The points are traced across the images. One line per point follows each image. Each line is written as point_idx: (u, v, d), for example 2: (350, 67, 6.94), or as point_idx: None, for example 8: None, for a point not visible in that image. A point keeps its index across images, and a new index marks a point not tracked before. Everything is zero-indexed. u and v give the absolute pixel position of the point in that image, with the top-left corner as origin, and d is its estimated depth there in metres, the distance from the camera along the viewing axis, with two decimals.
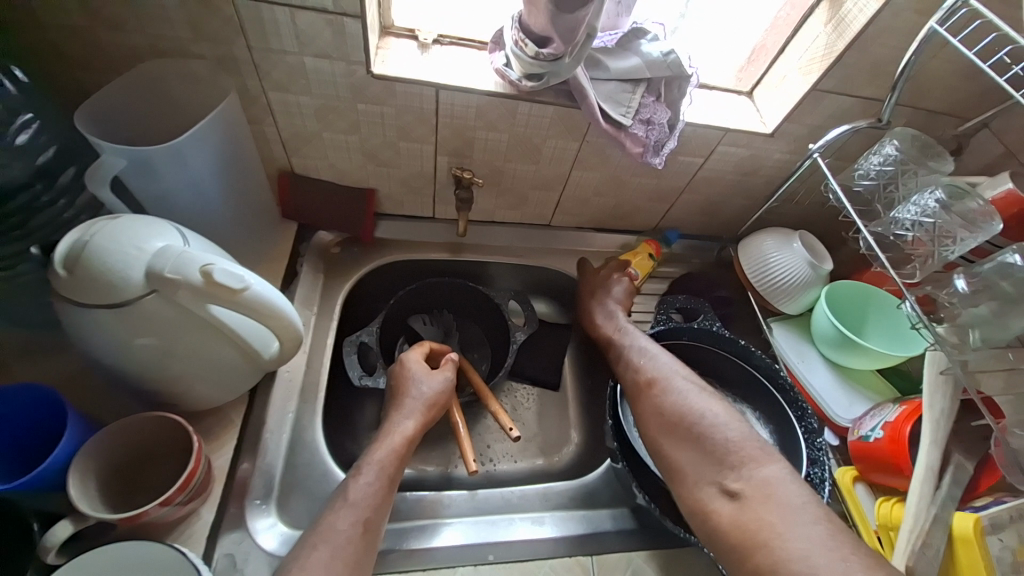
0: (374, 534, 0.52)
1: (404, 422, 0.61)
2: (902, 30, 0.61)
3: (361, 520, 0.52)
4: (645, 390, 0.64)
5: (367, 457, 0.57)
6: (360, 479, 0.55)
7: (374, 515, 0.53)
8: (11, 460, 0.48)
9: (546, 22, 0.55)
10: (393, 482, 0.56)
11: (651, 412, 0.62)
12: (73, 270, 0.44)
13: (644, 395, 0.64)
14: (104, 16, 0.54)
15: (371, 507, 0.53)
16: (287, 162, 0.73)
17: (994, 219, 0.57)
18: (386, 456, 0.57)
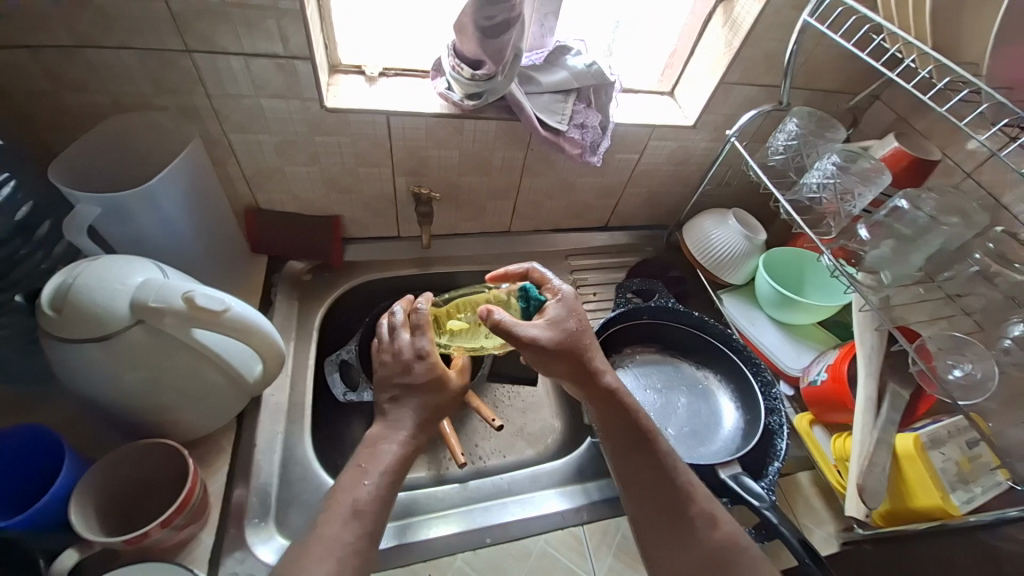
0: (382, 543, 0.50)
1: (415, 424, 0.57)
2: (784, 25, 0.70)
3: (370, 532, 0.49)
4: (649, 480, 0.56)
5: (369, 463, 0.53)
6: (364, 484, 0.51)
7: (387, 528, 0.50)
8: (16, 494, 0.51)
9: (476, 47, 0.63)
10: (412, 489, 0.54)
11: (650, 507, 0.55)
12: (62, 310, 0.47)
13: (651, 489, 0.55)
14: (68, 79, 0.58)
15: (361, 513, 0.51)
16: (253, 199, 0.77)
17: (884, 173, 0.67)
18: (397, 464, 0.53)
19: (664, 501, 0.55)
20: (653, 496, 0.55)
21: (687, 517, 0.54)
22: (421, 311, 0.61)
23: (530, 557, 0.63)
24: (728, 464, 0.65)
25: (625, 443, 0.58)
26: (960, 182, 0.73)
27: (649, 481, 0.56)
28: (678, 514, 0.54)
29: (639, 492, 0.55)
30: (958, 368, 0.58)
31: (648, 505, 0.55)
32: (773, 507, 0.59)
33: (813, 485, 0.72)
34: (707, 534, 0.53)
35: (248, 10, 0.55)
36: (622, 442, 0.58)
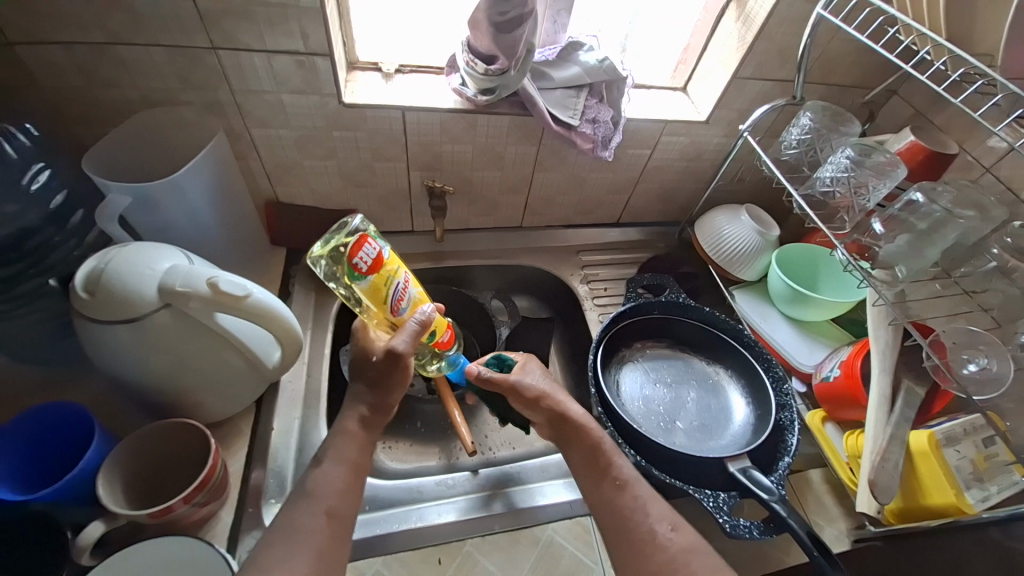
0: (342, 522, 0.52)
1: (362, 401, 0.59)
2: (798, 19, 0.70)
3: (324, 509, 0.52)
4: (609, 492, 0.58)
5: (330, 446, 0.57)
6: (324, 469, 0.54)
7: (342, 505, 0.53)
8: (43, 469, 0.54)
9: (490, 42, 0.65)
10: (364, 467, 0.57)
11: (611, 516, 0.56)
12: (94, 293, 0.50)
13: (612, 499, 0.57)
14: (101, 75, 0.61)
15: (335, 494, 0.53)
16: (272, 192, 0.79)
17: (898, 166, 0.67)
18: (345, 445, 0.57)
19: (624, 530, 0.55)
20: (614, 528, 0.56)
21: (642, 539, 0.54)
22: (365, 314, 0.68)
23: (538, 546, 0.64)
24: (737, 457, 0.65)
25: (584, 480, 0.60)
26: (979, 177, 0.72)
27: (607, 511, 0.57)
28: (636, 539, 0.54)
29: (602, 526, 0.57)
30: (973, 363, 0.57)
31: (610, 537, 0.55)
32: (782, 500, 0.59)
33: (825, 482, 0.72)
34: (664, 554, 0.53)
35: (271, 8, 0.57)
36: (582, 479, 0.60)
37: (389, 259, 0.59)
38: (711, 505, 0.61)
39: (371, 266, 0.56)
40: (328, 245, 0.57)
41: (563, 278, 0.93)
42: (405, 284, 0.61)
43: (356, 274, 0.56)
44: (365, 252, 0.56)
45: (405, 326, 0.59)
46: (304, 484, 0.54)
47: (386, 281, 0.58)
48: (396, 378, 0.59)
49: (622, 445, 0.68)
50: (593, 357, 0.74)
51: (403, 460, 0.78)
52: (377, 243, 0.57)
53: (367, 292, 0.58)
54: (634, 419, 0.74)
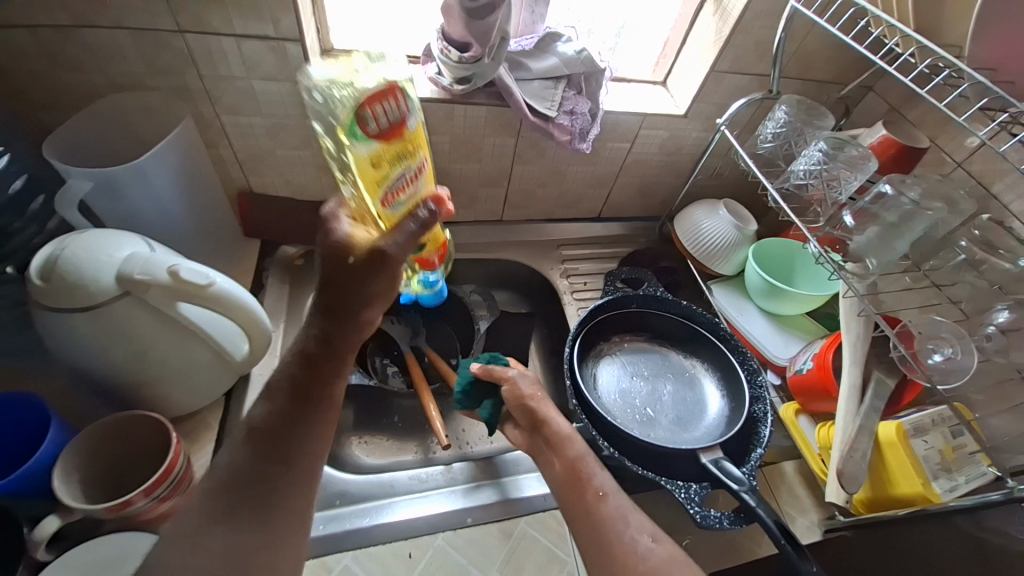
0: None
1: (322, 319, 0.53)
2: (773, 13, 0.70)
3: (271, 453, 0.47)
4: (586, 499, 0.56)
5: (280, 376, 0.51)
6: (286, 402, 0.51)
7: (291, 446, 0.47)
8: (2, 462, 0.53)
9: (463, 30, 0.64)
10: (317, 396, 0.50)
11: (587, 521, 0.55)
12: (50, 280, 0.49)
13: (587, 506, 0.56)
14: (63, 59, 0.59)
15: (286, 434, 0.48)
16: (245, 183, 0.78)
17: (870, 159, 0.67)
18: (297, 370, 0.51)
19: (604, 544, 0.53)
20: (593, 543, 0.53)
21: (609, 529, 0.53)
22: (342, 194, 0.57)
23: (510, 538, 0.63)
24: (709, 448, 0.65)
25: (563, 494, 0.58)
26: (951, 172, 0.73)
27: (587, 526, 0.54)
28: (615, 552, 0.52)
29: (580, 541, 0.54)
30: (939, 352, 0.58)
31: (588, 551, 0.53)
32: (752, 490, 0.59)
33: (797, 473, 0.72)
34: (643, 565, 0.50)
35: None
36: (561, 493, 0.58)
37: (411, 133, 0.48)
38: (683, 497, 0.61)
39: (387, 129, 0.46)
40: (334, 80, 0.44)
41: (544, 272, 0.92)
42: (414, 174, 0.51)
43: (359, 131, 0.44)
44: (385, 110, 0.45)
45: (403, 224, 0.51)
46: (249, 420, 0.49)
47: (398, 158, 0.47)
48: (379, 287, 0.53)
49: (597, 440, 0.67)
50: (569, 349, 0.74)
51: (379, 455, 0.77)
52: (404, 104, 0.46)
53: (364, 161, 0.45)
54: (610, 412, 0.74)
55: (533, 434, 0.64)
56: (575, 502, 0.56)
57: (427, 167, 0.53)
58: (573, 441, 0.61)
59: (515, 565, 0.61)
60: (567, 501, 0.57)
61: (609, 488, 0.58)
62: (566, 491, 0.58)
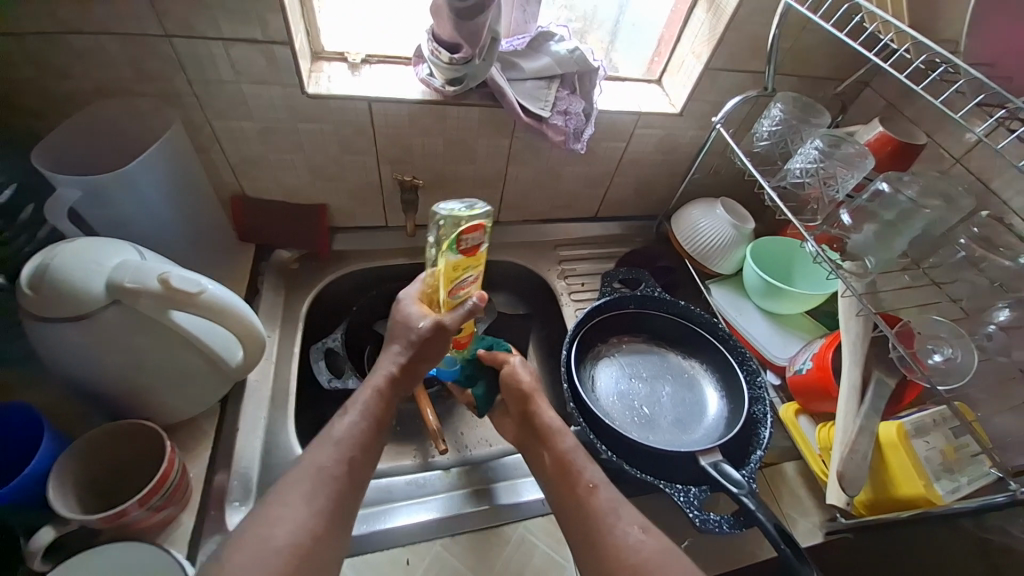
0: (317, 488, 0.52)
1: (396, 362, 0.60)
2: (768, 9, 0.70)
3: (347, 459, 0.53)
4: (574, 492, 0.56)
5: (355, 400, 0.58)
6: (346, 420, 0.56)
7: (357, 468, 0.53)
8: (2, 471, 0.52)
9: (452, 31, 0.63)
10: (384, 425, 0.58)
11: (576, 513, 0.55)
12: (38, 290, 0.48)
13: (575, 500, 0.55)
14: (50, 66, 0.59)
15: (360, 446, 0.54)
16: (238, 187, 0.77)
17: (867, 157, 0.66)
18: (372, 399, 0.58)
19: (592, 535, 0.53)
20: (581, 532, 0.54)
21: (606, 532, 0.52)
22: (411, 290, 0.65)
23: (508, 544, 0.63)
24: (707, 451, 0.64)
25: (553, 486, 0.58)
26: (950, 167, 0.72)
27: (576, 516, 0.55)
28: (605, 543, 0.52)
29: (569, 532, 0.55)
30: (938, 352, 0.57)
31: (576, 541, 0.54)
32: (751, 493, 0.58)
33: (798, 474, 0.71)
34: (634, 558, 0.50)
35: None
36: (551, 485, 0.58)
37: (481, 255, 0.54)
38: (681, 500, 0.61)
39: (470, 249, 0.52)
40: (448, 212, 0.51)
41: (541, 274, 0.92)
42: (473, 278, 0.57)
43: (453, 247, 0.51)
44: (469, 237, 0.51)
45: (456, 309, 0.59)
46: (331, 431, 0.55)
47: (464, 270, 0.54)
48: (438, 351, 0.61)
49: (595, 442, 0.66)
50: (566, 352, 0.73)
51: None
52: (478, 202, 0.54)
53: (450, 265, 0.53)
54: (607, 415, 0.73)
55: (524, 425, 0.65)
56: (564, 496, 0.57)
57: (480, 268, 0.62)
58: (564, 434, 0.62)
59: (513, 570, 0.61)
60: (556, 493, 0.58)
61: (600, 480, 0.57)
62: (555, 484, 0.58)
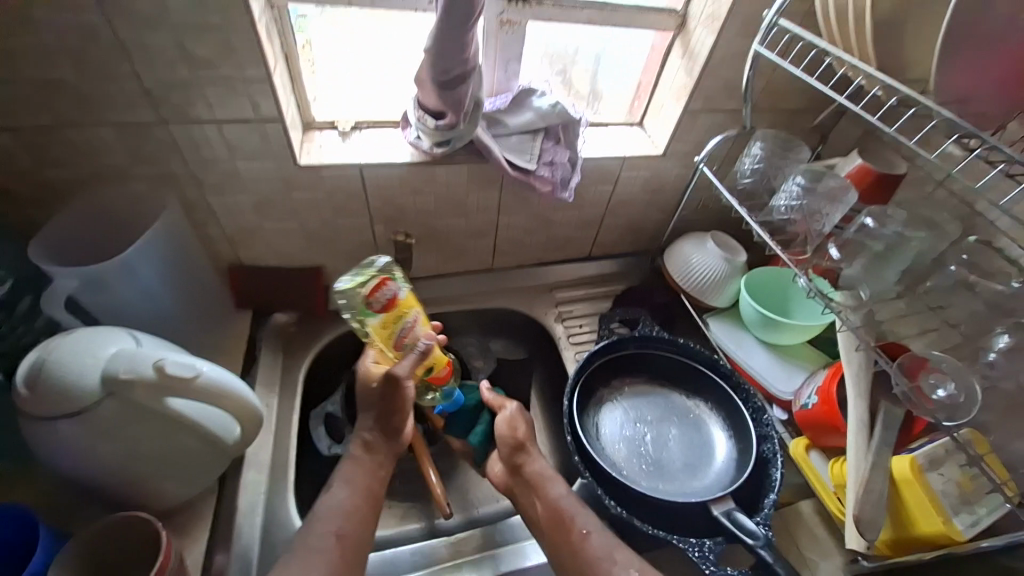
0: (344, 562, 0.54)
1: (371, 427, 0.65)
2: (738, 55, 0.72)
3: (334, 530, 0.55)
4: (566, 536, 0.58)
5: (337, 474, 0.62)
6: (333, 492, 0.59)
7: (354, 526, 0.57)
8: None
9: (437, 99, 0.66)
10: (377, 496, 0.61)
11: (571, 557, 0.57)
12: (34, 387, 0.48)
13: (568, 544, 0.58)
14: (49, 157, 0.61)
15: (344, 517, 0.57)
16: (234, 257, 0.78)
17: (849, 191, 0.68)
18: (352, 467, 0.62)
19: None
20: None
21: None
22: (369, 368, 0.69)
23: None
24: (720, 499, 0.63)
25: (546, 535, 0.60)
26: (932, 192, 0.74)
27: (573, 566, 0.56)
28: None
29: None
30: (942, 387, 0.57)
31: None
32: (769, 545, 0.57)
33: (816, 514, 0.69)
34: None
35: (219, 78, 0.58)
36: (544, 533, 0.60)
37: (404, 301, 0.64)
38: (697, 556, 0.59)
39: (386, 304, 0.62)
40: (351, 285, 0.61)
41: (538, 318, 0.92)
42: (414, 322, 0.66)
43: (370, 311, 0.61)
44: (381, 293, 0.61)
45: (409, 355, 0.65)
46: (316, 508, 0.58)
47: (396, 320, 0.63)
48: (404, 403, 0.66)
49: (603, 497, 0.65)
50: (568, 403, 0.72)
51: (381, 526, 0.74)
52: (392, 286, 0.62)
53: (377, 327, 0.63)
54: (615, 464, 0.72)
55: (514, 475, 0.66)
56: (557, 541, 0.59)
57: (420, 318, 0.67)
58: (555, 479, 0.64)
59: None
60: (548, 538, 0.60)
61: (592, 523, 0.59)
62: (546, 528, 0.60)
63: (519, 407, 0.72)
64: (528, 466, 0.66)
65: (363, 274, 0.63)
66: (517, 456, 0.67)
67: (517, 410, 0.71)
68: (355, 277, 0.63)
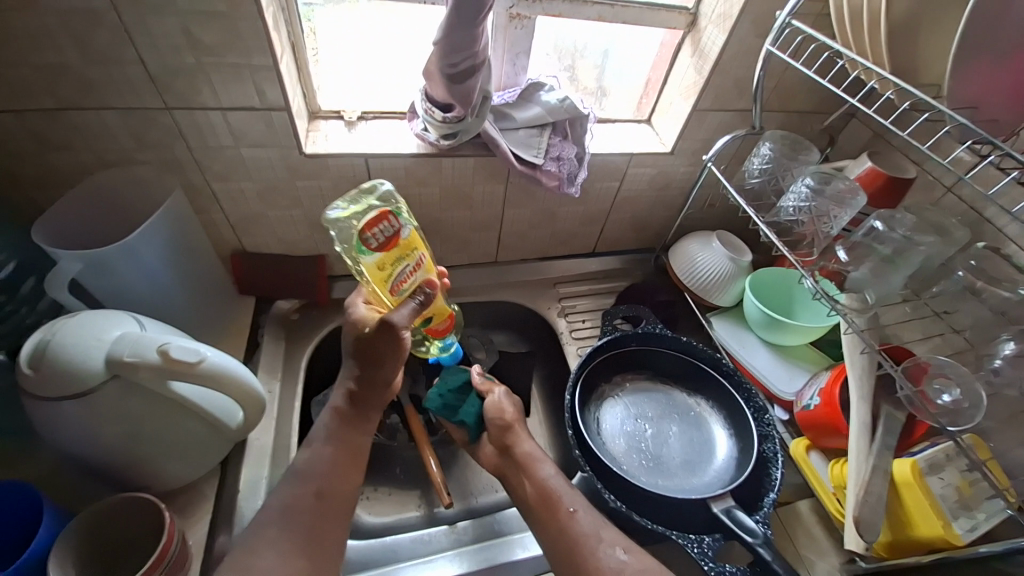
0: (322, 541, 0.54)
1: (352, 377, 0.65)
2: (750, 53, 0.71)
3: (313, 489, 0.57)
4: (552, 514, 0.59)
5: (318, 427, 0.62)
6: (312, 450, 0.60)
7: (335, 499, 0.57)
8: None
9: (444, 92, 0.65)
10: (356, 450, 0.62)
11: (557, 534, 0.58)
12: (37, 368, 0.48)
13: (554, 521, 0.58)
14: (54, 140, 0.60)
15: (323, 475, 0.58)
16: (238, 243, 0.78)
17: (858, 194, 0.66)
18: (334, 420, 0.63)
19: (576, 559, 0.55)
20: (565, 559, 0.56)
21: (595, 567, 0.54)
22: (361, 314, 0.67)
23: None
24: (719, 496, 0.63)
25: (534, 515, 0.60)
26: (941, 197, 0.73)
27: (559, 544, 0.57)
28: (588, 567, 0.54)
29: (554, 559, 0.57)
30: (946, 393, 0.56)
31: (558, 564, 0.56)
32: (767, 543, 0.57)
33: (814, 513, 0.70)
34: None
35: (224, 65, 0.57)
36: (532, 513, 0.61)
37: (405, 240, 0.60)
38: (696, 552, 0.59)
39: (385, 242, 0.57)
40: (347, 216, 0.60)
41: (541, 313, 0.92)
42: (415, 266, 0.62)
43: (366, 249, 0.56)
44: (381, 230, 0.56)
45: (408, 302, 0.63)
46: (294, 465, 0.59)
47: (396, 260, 0.59)
48: (390, 349, 0.63)
49: (600, 489, 0.65)
50: (569, 396, 0.73)
51: (381, 512, 0.75)
52: (395, 222, 0.57)
53: (372, 267, 0.58)
54: (614, 459, 0.72)
55: (503, 456, 0.67)
56: (545, 518, 0.59)
57: (425, 259, 0.64)
58: (545, 461, 0.65)
59: None
60: (535, 515, 0.60)
61: (580, 502, 0.60)
62: (533, 505, 0.61)
63: (510, 393, 0.73)
64: (518, 446, 0.66)
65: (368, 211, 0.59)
66: (507, 438, 0.68)
67: (507, 394, 0.73)
68: (354, 206, 0.61)
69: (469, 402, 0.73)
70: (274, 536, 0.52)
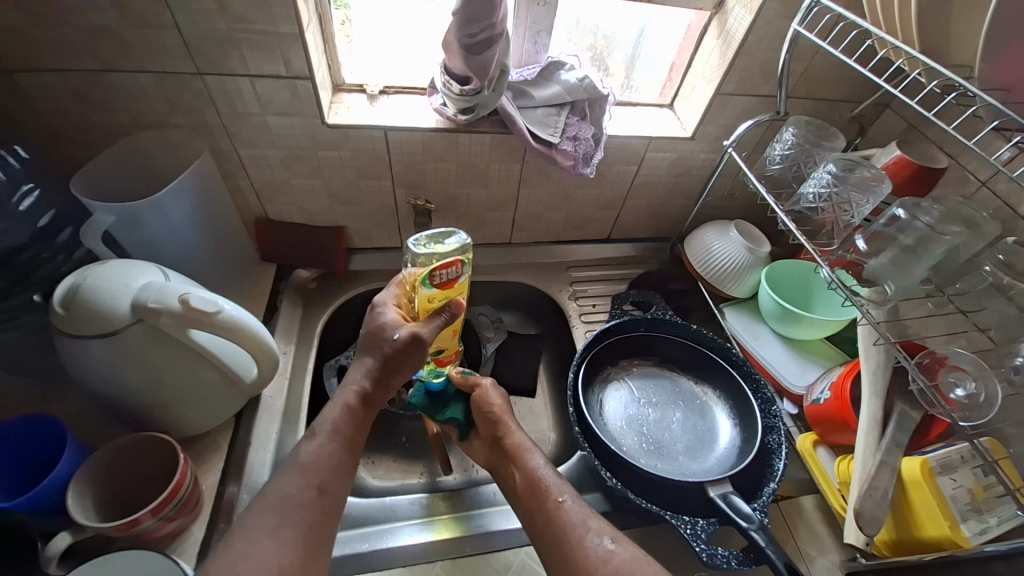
0: (327, 506, 0.55)
1: (367, 377, 0.63)
2: (778, 35, 0.70)
3: (316, 484, 0.55)
4: (541, 504, 0.59)
5: (324, 419, 0.60)
6: (314, 442, 0.58)
7: (332, 481, 0.56)
8: (20, 477, 0.56)
9: (462, 64, 0.66)
10: (356, 443, 0.61)
11: (544, 523, 0.58)
12: (69, 308, 0.52)
13: (541, 510, 0.59)
14: (93, 100, 0.64)
15: (326, 463, 0.57)
16: (262, 210, 0.81)
17: (883, 182, 0.64)
18: (341, 416, 0.61)
19: (562, 548, 0.55)
20: (551, 545, 0.56)
21: (578, 552, 0.54)
22: (384, 314, 0.65)
23: (510, 569, 0.63)
24: (718, 482, 0.63)
25: (523, 504, 0.61)
26: (975, 192, 0.70)
27: (546, 532, 0.57)
28: (575, 554, 0.54)
29: (541, 548, 0.57)
30: (961, 386, 0.54)
31: (546, 551, 0.56)
32: (761, 529, 0.56)
33: (817, 509, 0.68)
34: (605, 565, 0.53)
35: (254, 33, 0.60)
36: (523, 504, 0.61)
37: (461, 284, 0.60)
38: (688, 533, 0.59)
39: (444, 283, 0.58)
40: (428, 250, 0.58)
41: (552, 295, 0.92)
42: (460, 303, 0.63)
43: (427, 282, 0.57)
44: (445, 273, 0.57)
45: (435, 317, 0.61)
46: (298, 456, 0.57)
47: (445, 297, 0.60)
48: (410, 362, 0.62)
49: (601, 470, 0.65)
50: (570, 377, 0.73)
51: (384, 477, 0.77)
52: (461, 270, 0.58)
53: (424, 297, 0.59)
54: (614, 440, 0.73)
55: (493, 448, 0.68)
56: (535, 506, 0.60)
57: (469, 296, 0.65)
58: (535, 454, 0.65)
59: None
60: (525, 505, 0.60)
61: (563, 488, 0.61)
62: (524, 494, 0.61)
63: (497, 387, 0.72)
64: (510, 439, 0.66)
65: (436, 251, 0.58)
66: (502, 431, 0.67)
67: (489, 388, 0.72)
68: (430, 243, 0.60)
69: (450, 395, 0.72)
70: (270, 516, 0.52)
